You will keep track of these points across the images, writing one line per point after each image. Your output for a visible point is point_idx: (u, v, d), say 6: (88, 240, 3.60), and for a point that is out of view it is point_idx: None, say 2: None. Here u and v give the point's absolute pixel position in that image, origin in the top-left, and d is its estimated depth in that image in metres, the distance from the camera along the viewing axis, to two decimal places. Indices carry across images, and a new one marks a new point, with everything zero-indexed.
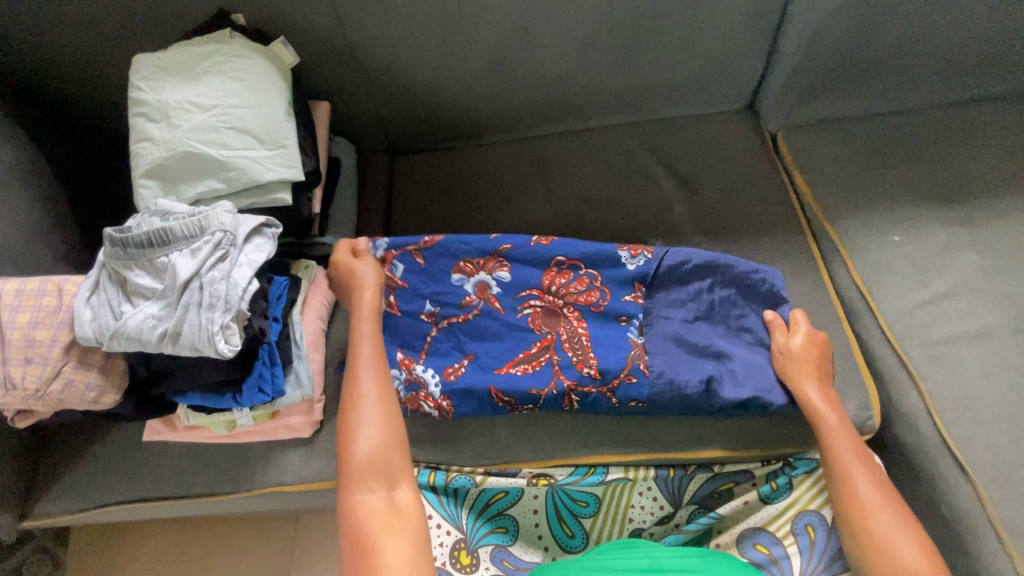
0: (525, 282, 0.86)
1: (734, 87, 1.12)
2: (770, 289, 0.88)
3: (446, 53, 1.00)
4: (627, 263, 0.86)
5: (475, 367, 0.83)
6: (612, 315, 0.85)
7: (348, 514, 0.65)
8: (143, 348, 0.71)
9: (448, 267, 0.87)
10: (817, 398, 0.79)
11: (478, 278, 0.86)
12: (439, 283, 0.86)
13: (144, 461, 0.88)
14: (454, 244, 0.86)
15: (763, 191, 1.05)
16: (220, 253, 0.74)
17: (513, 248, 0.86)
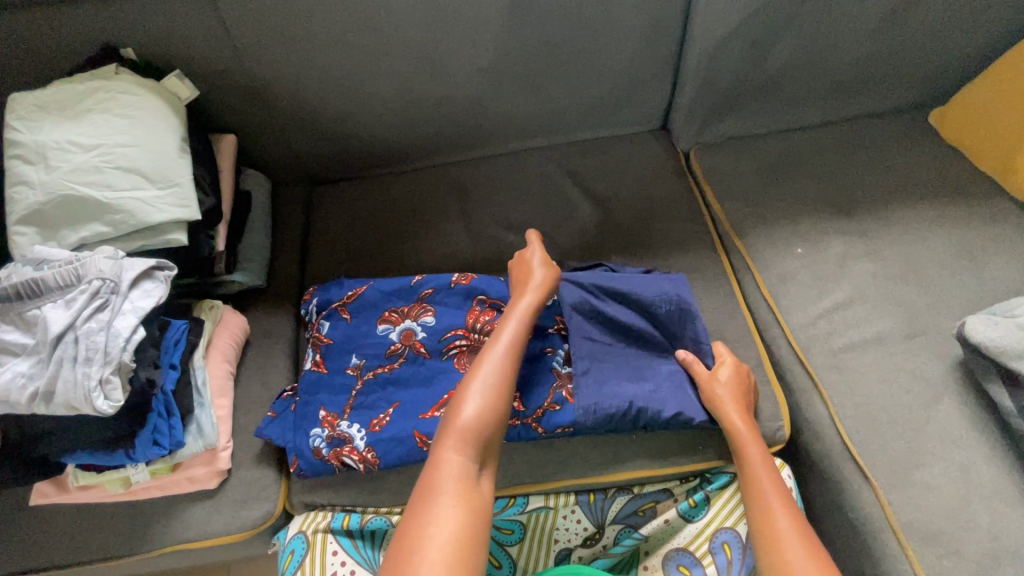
0: (449, 324, 0.85)
1: (645, 108, 1.15)
2: (683, 309, 0.87)
3: (352, 83, 1.00)
4: None
5: (401, 416, 0.80)
6: (535, 350, 0.86)
7: (432, 472, 0.63)
8: (12, 410, 0.66)
9: (373, 320, 0.87)
10: (740, 425, 0.78)
11: (401, 326, 0.86)
12: (365, 334, 0.86)
13: (31, 528, 0.81)
14: (377, 294, 0.89)
15: (675, 209, 1.08)
16: (100, 302, 0.70)
17: (435, 292, 0.87)
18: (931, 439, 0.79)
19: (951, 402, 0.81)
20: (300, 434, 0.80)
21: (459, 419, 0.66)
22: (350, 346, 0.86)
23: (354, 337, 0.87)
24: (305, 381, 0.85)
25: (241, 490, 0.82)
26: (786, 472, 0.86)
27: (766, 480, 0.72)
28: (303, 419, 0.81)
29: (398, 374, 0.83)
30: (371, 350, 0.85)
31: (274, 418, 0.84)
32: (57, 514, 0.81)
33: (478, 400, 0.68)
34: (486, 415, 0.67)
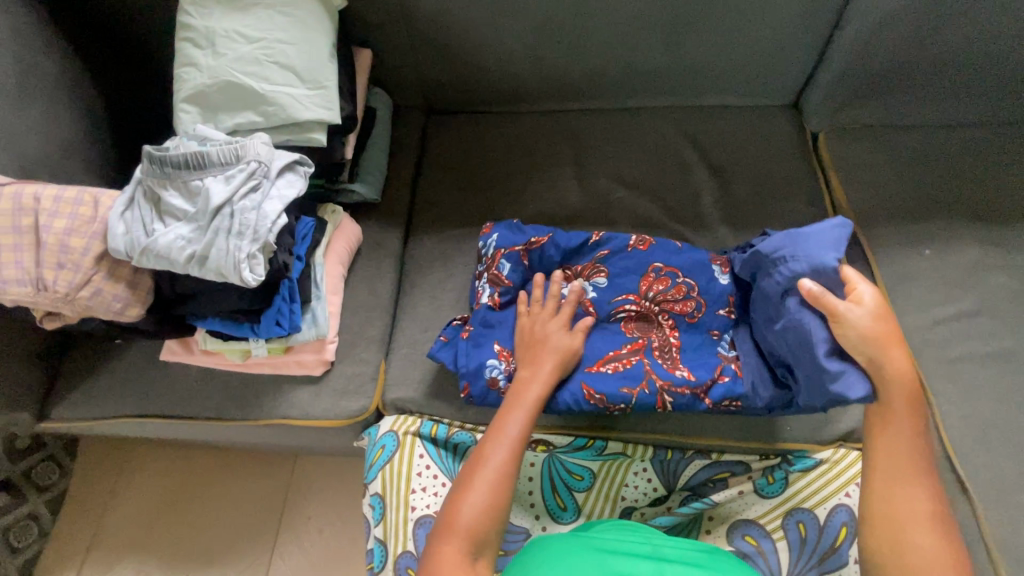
0: (621, 286, 0.86)
1: (781, 81, 1.09)
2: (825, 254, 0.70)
3: (493, 13, 0.99)
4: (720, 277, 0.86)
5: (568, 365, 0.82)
6: (704, 327, 0.84)
7: (450, 515, 0.66)
8: (170, 268, 0.73)
9: (546, 271, 0.89)
10: (896, 373, 0.64)
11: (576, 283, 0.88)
12: (543, 283, 0.88)
13: (156, 379, 0.89)
14: (555, 246, 0.90)
15: (796, 190, 1.03)
16: (254, 183, 0.75)
17: (611, 253, 0.89)
18: None
19: None
20: (473, 362, 0.82)
21: (484, 462, 0.68)
22: (534, 290, 0.87)
23: (534, 282, 0.88)
24: (479, 314, 0.86)
25: (342, 383, 0.88)
26: None
27: (897, 459, 0.64)
28: (481, 350, 0.83)
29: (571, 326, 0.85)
30: (543, 299, 0.87)
31: (446, 345, 0.86)
32: (179, 372, 0.89)
33: (504, 446, 0.70)
34: (509, 460, 0.69)
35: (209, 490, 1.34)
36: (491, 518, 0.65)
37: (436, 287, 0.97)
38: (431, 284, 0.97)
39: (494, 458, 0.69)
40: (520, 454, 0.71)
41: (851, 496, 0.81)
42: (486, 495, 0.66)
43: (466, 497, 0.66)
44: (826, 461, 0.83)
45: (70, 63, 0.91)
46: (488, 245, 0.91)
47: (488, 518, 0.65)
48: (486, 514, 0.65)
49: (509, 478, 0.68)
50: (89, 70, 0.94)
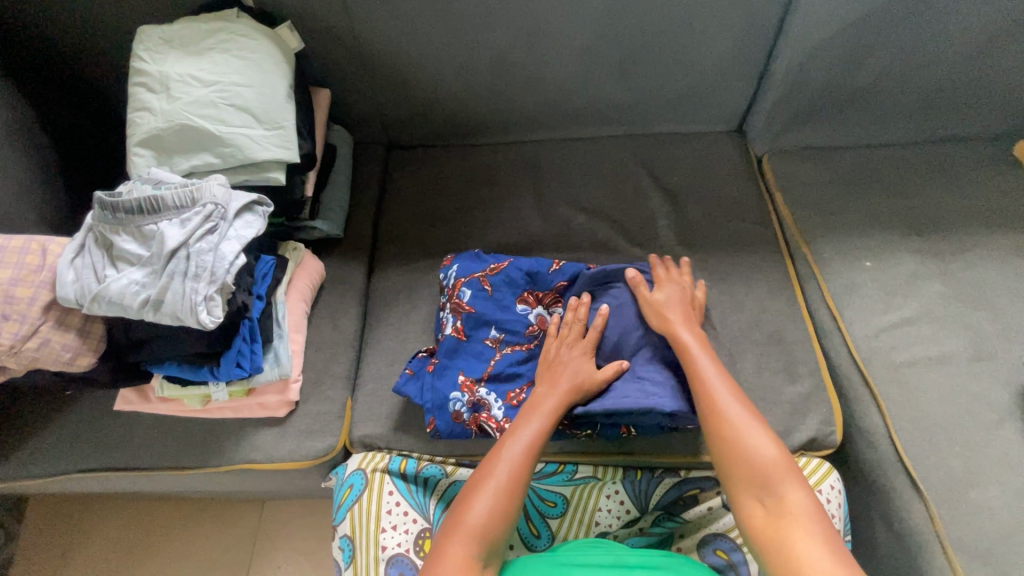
0: None
1: (725, 109, 1.16)
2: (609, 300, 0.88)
3: (449, 52, 1.03)
4: None
5: None
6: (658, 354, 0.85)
7: (457, 517, 0.65)
8: (124, 314, 0.71)
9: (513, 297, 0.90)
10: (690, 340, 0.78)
11: (537, 310, 0.90)
12: (506, 309, 0.89)
13: (110, 430, 0.86)
14: (515, 272, 0.91)
15: (745, 210, 1.09)
16: (210, 225, 0.74)
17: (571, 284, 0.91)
18: (989, 460, 0.79)
19: (1012, 429, 0.81)
20: (438, 395, 0.83)
21: (501, 454, 0.71)
22: (497, 318, 0.87)
23: (497, 310, 0.88)
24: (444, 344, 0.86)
25: (308, 422, 0.87)
26: (834, 477, 0.86)
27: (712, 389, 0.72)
28: (445, 382, 0.83)
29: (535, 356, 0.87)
30: (505, 325, 0.87)
31: (412, 377, 0.86)
32: (135, 422, 0.86)
33: (514, 453, 0.71)
34: (520, 466, 0.70)
35: (171, 543, 1.27)
36: (497, 522, 0.65)
37: (402, 319, 0.97)
38: (397, 317, 0.97)
39: (502, 464, 0.70)
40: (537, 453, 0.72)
41: None
42: (498, 489, 0.67)
43: (475, 500, 0.66)
44: None
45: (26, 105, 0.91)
46: (450, 278, 0.93)
47: (493, 524, 0.65)
48: (493, 520, 0.65)
49: (519, 485, 0.69)
50: (48, 110, 0.96)
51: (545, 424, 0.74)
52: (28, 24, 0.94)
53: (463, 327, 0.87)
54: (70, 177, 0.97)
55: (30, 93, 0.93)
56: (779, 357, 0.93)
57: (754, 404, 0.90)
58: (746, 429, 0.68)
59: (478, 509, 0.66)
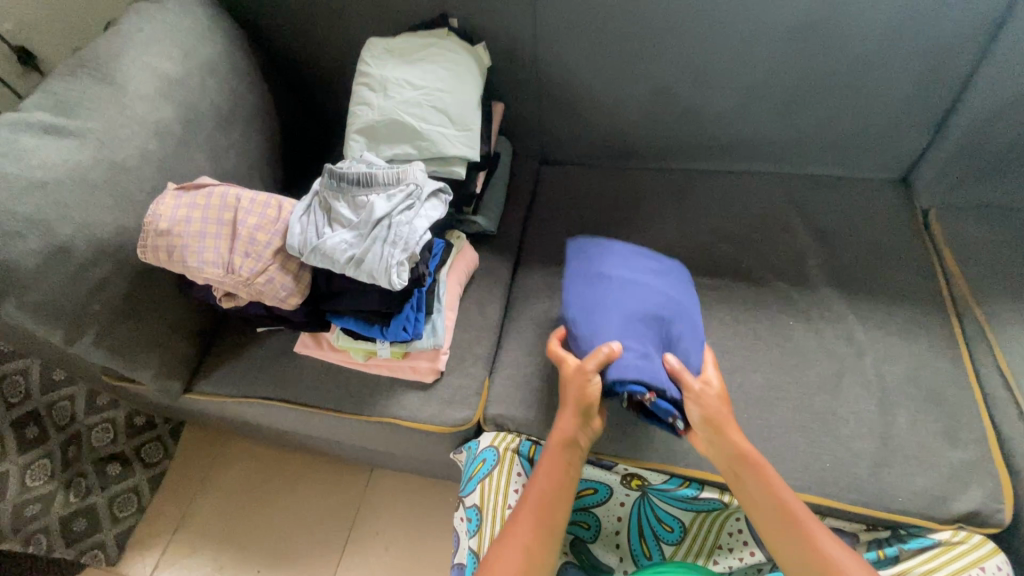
0: (690, 307, 0.93)
1: (892, 156, 1.12)
2: (634, 295, 0.89)
3: (619, 79, 1.11)
4: (590, 266, 0.93)
5: (659, 368, 0.80)
6: (621, 308, 0.86)
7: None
8: (331, 266, 0.84)
9: (629, 268, 0.92)
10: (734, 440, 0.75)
11: (682, 307, 0.91)
12: (650, 292, 0.90)
13: (287, 368, 0.99)
14: (665, 275, 0.95)
15: (906, 262, 1.04)
16: (409, 202, 0.86)
17: (678, 277, 0.96)
18: None
19: None
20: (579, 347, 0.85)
21: (523, 520, 0.69)
22: (644, 297, 0.89)
23: (643, 290, 0.90)
24: (582, 305, 0.88)
25: (450, 393, 0.94)
26: (999, 558, 0.78)
27: (775, 496, 0.70)
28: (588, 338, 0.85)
29: (680, 338, 0.87)
30: (649, 302, 0.88)
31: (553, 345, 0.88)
32: (307, 365, 0.99)
33: (536, 511, 0.70)
34: (550, 521, 0.69)
35: (290, 491, 1.41)
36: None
37: (541, 317, 1.03)
38: (537, 313, 1.04)
39: (533, 515, 0.70)
40: (558, 512, 0.71)
41: None
42: (525, 557, 0.66)
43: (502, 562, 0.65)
44: (944, 542, 0.80)
45: (267, 94, 1.10)
46: (586, 258, 0.95)
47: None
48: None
49: (557, 529, 0.70)
50: (277, 101, 1.14)
51: (560, 476, 0.74)
52: (273, 32, 1.13)
53: (603, 292, 0.89)
54: (283, 159, 1.15)
55: (271, 90, 1.13)
56: (938, 419, 0.87)
57: (904, 462, 0.84)
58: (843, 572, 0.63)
59: (510, 563, 0.65)
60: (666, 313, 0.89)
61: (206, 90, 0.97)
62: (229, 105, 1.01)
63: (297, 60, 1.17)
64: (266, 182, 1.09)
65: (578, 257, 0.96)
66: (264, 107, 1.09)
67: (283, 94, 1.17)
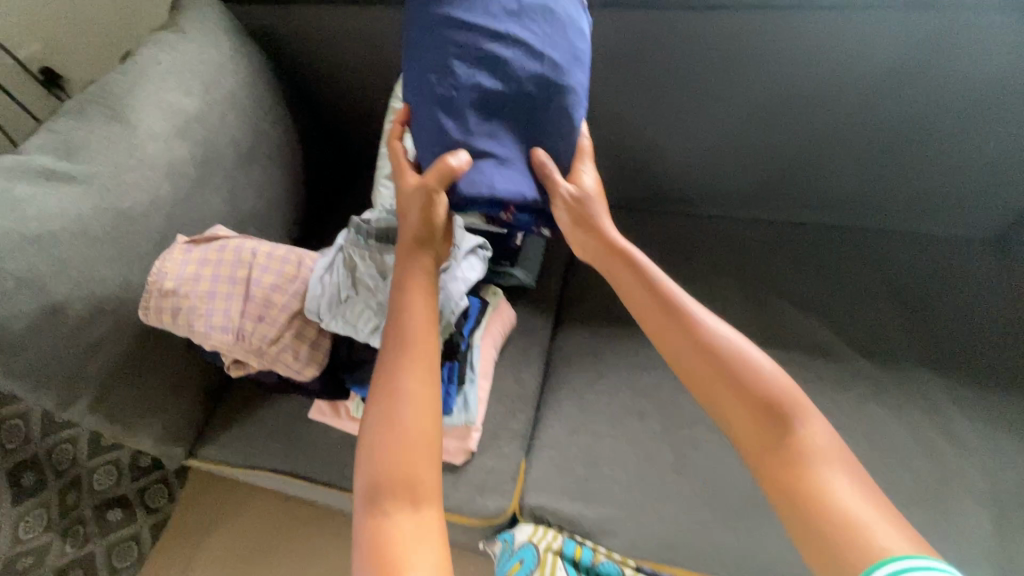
0: (579, 58, 0.70)
1: (992, 214, 0.98)
2: (510, 73, 0.65)
3: (679, 120, 0.98)
4: (454, 39, 0.65)
5: (513, 171, 0.65)
6: (487, 94, 0.65)
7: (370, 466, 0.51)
8: (353, 334, 0.74)
9: (483, 30, 0.65)
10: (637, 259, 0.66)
11: (565, 60, 0.68)
12: (554, 28, 0.68)
13: (299, 437, 0.88)
14: (558, 18, 0.69)
15: (1009, 339, 0.89)
16: (444, 263, 0.77)
17: (561, 3, 0.72)
18: None
19: None
20: (416, 125, 0.67)
21: (395, 392, 0.53)
22: (478, 73, 0.65)
23: (479, 63, 0.65)
24: (436, 101, 0.65)
25: (481, 477, 0.83)
26: None
27: (692, 349, 0.58)
28: (420, 128, 0.67)
29: (516, 59, 0.65)
30: (528, 62, 0.66)
31: (403, 90, 0.69)
32: (322, 434, 0.88)
33: (410, 363, 0.55)
34: (431, 392, 0.54)
35: (298, 547, 1.30)
36: (420, 469, 0.50)
37: (585, 388, 0.91)
38: (580, 383, 0.92)
39: (411, 376, 0.55)
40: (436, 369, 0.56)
41: None
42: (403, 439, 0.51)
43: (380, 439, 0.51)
44: None
45: (291, 130, 1.01)
46: (444, 4, 0.66)
47: (415, 464, 0.50)
48: (417, 459, 0.50)
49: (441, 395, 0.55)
50: (301, 135, 1.05)
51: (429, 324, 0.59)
52: (299, 62, 1.04)
53: (427, 55, 0.66)
54: (304, 198, 1.06)
55: (295, 123, 1.04)
56: None
57: None
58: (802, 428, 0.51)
59: (395, 437, 0.51)
60: (530, 91, 0.66)
61: (226, 127, 0.88)
62: (251, 143, 0.92)
63: (324, 91, 1.08)
64: (286, 223, 1.00)
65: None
66: (287, 144, 1.00)
67: (308, 128, 1.08)
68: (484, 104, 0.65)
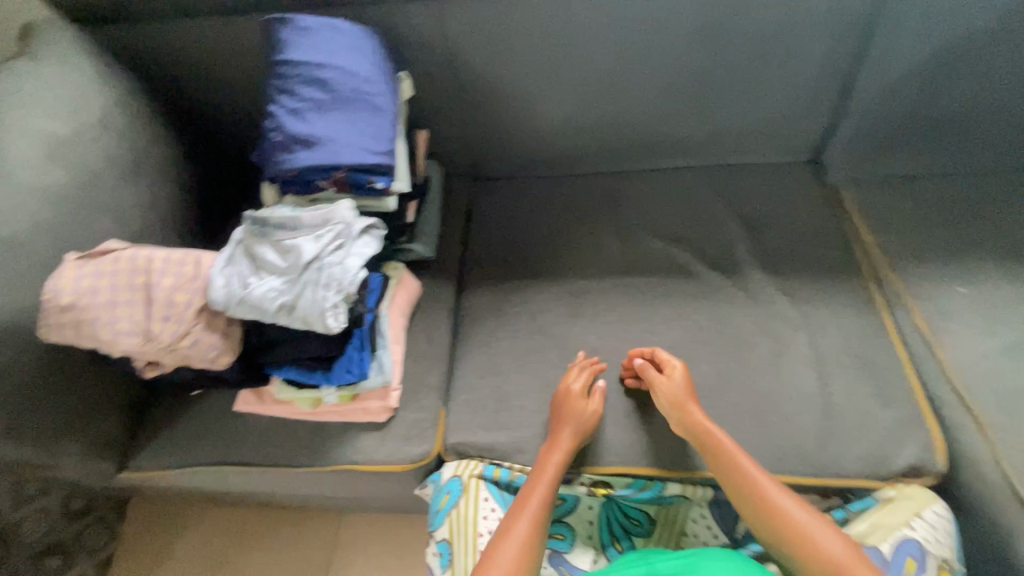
0: (382, 75, 0.96)
1: (801, 140, 1.18)
2: (338, 88, 0.91)
3: (537, 91, 1.11)
4: (299, 72, 0.91)
5: (348, 151, 0.89)
6: (333, 107, 0.91)
7: None
8: (262, 317, 0.80)
9: (319, 62, 0.91)
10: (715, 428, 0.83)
11: (372, 77, 0.94)
12: (356, 52, 0.94)
13: (229, 429, 0.94)
14: (348, 43, 0.94)
15: (825, 237, 1.10)
16: (339, 242, 0.84)
17: (351, 29, 0.95)
18: None
19: None
20: (283, 129, 0.90)
21: (507, 534, 0.75)
22: (319, 92, 0.91)
23: (322, 86, 0.91)
24: (302, 118, 0.90)
25: (406, 428, 0.92)
26: (937, 506, 0.84)
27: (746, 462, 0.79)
28: (288, 129, 0.89)
29: (336, 77, 0.91)
30: (350, 75, 0.92)
31: (269, 108, 0.92)
32: (251, 422, 0.94)
33: (529, 516, 0.77)
34: (525, 550, 0.74)
35: (255, 554, 1.32)
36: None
37: (490, 337, 1.03)
38: (485, 334, 1.03)
39: (518, 531, 0.76)
40: (541, 530, 0.77)
41: (917, 530, 0.82)
42: (511, 565, 0.72)
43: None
44: (888, 499, 0.85)
45: (173, 145, 1.04)
46: (283, 47, 0.91)
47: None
48: (522, 567, 0.72)
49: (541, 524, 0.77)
50: (187, 151, 1.08)
51: (552, 485, 0.81)
52: (175, 80, 1.07)
53: (280, 84, 0.91)
54: (200, 209, 1.09)
55: (178, 140, 1.07)
56: (872, 384, 0.92)
57: (847, 429, 0.88)
58: (815, 535, 0.73)
59: (496, 572, 0.71)
60: (344, 94, 0.92)
61: (103, 147, 0.91)
62: (133, 160, 0.95)
63: (205, 105, 1.12)
64: (184, 235, 1.03)
65: (290, 46, 0.92)
66: (172, 159, 1.03)
67: (195, 141, 1.10)
68: (330, 110, 0.91)
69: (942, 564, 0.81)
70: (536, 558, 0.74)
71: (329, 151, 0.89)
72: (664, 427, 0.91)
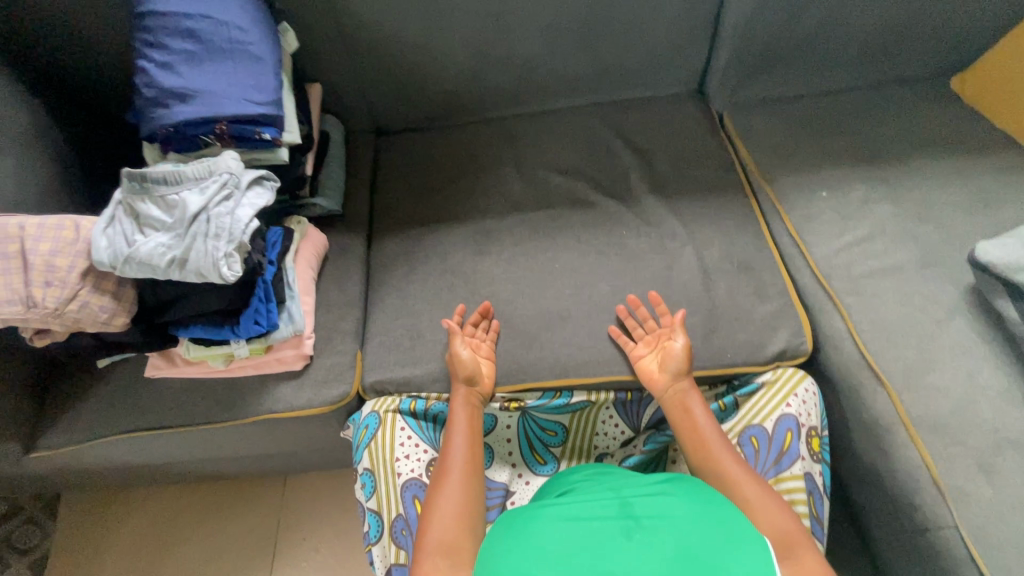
0: (258, 24, 0.94)
1: (684, 71, 1.25)
2: (210, 38, 0.89)
3: (425, 36, 1.11)
4: (166, 24, 0.88)
5: (228, 102, 0.88)
6: (206, 58, 0.89)
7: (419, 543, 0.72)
8: (153, 274, 0.79)
9: (187, 13, 0.88)
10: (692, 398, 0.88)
11: (247, 26, 0.92)
12: (226, 2, 0.92)
13: (142, 395, 0.93)
14: None
15: (709, 159, 1.18)
16: (227, 192, 0.83)
17: None
18: (942, 349, 0.88)
19: (962, 319, 0.90)
20: (155, 83, 0.87)
21: (440, 497, 0.77)
22: (189, 43, 0.88)
23: (192, 37, 0.88)
24: (175, 71, 0.87)
25: (323, 372, 0.94)
26: (808, 382, 0.95)
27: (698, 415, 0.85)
28: (160, 83, 0.86)
29: (207, 27, 0.89)
30: (222, 25, 0.90)
31: (139, 64, 0.88)
32: (165, 386, 0.94)
33: (457, 480, 0.79)
34: (459, 510, 0.75)
35: (198, 529, 1.32)
36: (460, 541, 0.72)
37: (401, 281, 1.05)
38: (396, 278, 1.06)
39: (449, 495, 0.77)
40: (470, 489, 0.78)
41: (792, 406, 0.93)
42: (450, 520, 0.74)
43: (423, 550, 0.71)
44: (768, 382, 0.96)
45: (43, 113, 0.98)
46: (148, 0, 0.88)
47: (459, 529, 0.73)
48: (459, 522, 0.74)
49: (475, 484, 0.79)
50: (62, 119, 1.02)
51: (473, 440, 0.85)
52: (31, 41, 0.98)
53: (147, 39, 0.88)
54: (85, 181, 1.04)
55: (50, 107, 1.00)
56: (750, 284, 1.02)
57: (729, 325, 0.98)
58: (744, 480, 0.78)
59: (435, 532, 0.73)
60: (217, 44, 0.89)
61: None
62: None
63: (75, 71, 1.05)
64: (69, 207, 0.99)
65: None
66: (44, 129, 0.98)
67: (68, 110, 1.04)
68: (204, 62, 0.88)
69: (811, 427, 0.93)
70: (474, 512, 0.77)
71: (207, 103, 0.87)
72: (569, 343, 0.97)
